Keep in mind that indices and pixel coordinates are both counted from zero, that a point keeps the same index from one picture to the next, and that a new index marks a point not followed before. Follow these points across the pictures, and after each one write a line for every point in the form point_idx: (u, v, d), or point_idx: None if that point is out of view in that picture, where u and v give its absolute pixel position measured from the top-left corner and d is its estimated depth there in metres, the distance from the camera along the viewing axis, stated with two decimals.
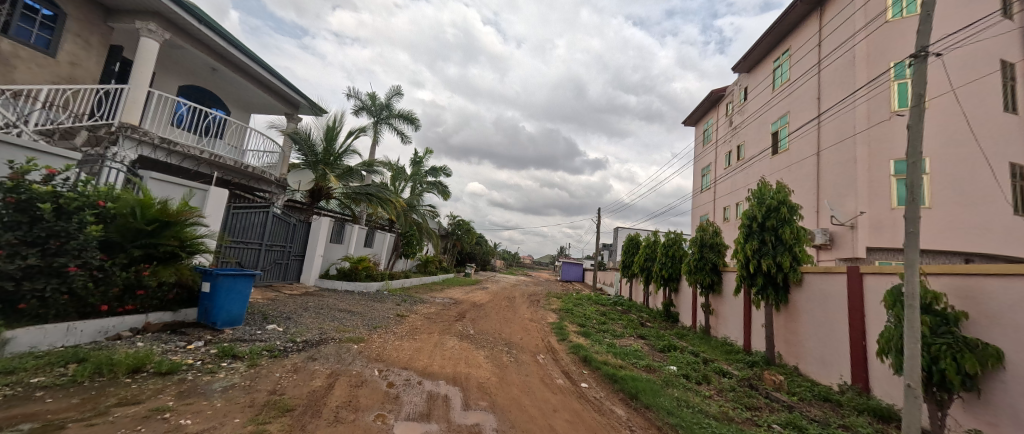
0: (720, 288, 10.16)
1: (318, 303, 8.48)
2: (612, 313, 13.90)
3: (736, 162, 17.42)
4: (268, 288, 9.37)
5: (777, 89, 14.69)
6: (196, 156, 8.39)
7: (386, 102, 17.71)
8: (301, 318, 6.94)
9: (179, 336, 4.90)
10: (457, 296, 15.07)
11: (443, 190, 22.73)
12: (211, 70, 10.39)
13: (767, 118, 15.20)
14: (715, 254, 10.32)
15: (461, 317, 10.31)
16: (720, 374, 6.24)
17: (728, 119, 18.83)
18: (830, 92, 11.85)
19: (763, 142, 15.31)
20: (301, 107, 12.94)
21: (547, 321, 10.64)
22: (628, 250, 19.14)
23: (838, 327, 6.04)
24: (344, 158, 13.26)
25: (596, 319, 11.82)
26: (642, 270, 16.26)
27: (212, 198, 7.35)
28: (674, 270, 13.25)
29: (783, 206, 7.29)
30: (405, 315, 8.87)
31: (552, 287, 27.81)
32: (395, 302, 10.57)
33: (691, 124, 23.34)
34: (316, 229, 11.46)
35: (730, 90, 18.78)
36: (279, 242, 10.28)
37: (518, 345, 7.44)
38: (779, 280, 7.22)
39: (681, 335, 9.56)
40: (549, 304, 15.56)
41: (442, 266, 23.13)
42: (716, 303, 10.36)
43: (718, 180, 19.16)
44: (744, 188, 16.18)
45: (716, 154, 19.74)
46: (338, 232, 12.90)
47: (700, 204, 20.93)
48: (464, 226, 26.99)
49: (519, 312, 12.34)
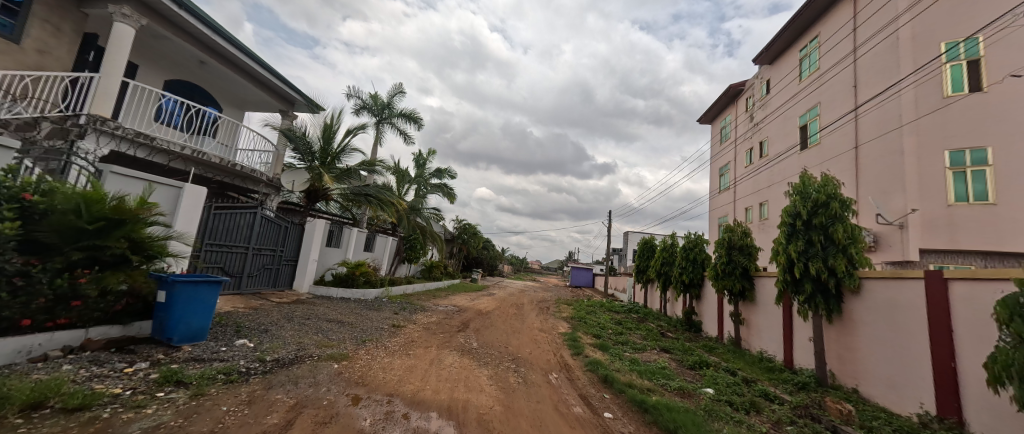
0: (751, 295, 9.14)
1: (306, 313, 7.69)
2: (628, 321, 12.89)
3: (759, 160, 16.33)
4: (255, 296, 8.63)
5: (805, 80, 13.65)
6: (177, 152, 7.69)
7: (388, 101, 17.04)
8: (281, 330, 6.15)
9: (123, 355, 4.11)
10: (462, 303, 14.21)
11: (449, 192, 22.00)
12: (199, 63, 9.76)
13: (794, 112, 14.15)
14: (745, 258, 9.30)
15: (464, 327, 9.42)
16: (769, 399, 5.24)
17: (748, 114, 17.77)
18: (869, 80, 10.78)
19: (790, 137, 14.26)
20: (298, 104, 12.27)
21: (558, 332, 9.70)
22: (643, 254, 18.08)
23: (914, 345, 5.03)
24: (342, 158, 12.58)
25: (613, 329, 10.84)
26: (659, 276, 15.20)
27: (186, 197, 6.61)
28: (696, 275, 12.19)
29: (834, 201, 6.31)
30: (402, 325, 8.03)
31: (562, 294, 26.69)
32: (393, 310, 9.75)
33: (708, 121, 22.28)
34: (310, 233, 10.72)
35: (751, 84, 17.73)
36: (269, 246, 9.54)
37: (526, 361, 6.51)
38: (831, 286, 6.22)
39: (710, 348, 8.54)
40: (560, 311, 14.59)
41: (447, 271, 22.31)
42: (746, 312, 9.33)
43: (738, 180, 18.08)
44: (769, 187, 15.11)
45: (736, 152, 18.66)
46: (335, 235, 12.16)
47: (718, 206, 19.85)
48: (470, 230, 26.15)
49: (527, 322, 11.41)
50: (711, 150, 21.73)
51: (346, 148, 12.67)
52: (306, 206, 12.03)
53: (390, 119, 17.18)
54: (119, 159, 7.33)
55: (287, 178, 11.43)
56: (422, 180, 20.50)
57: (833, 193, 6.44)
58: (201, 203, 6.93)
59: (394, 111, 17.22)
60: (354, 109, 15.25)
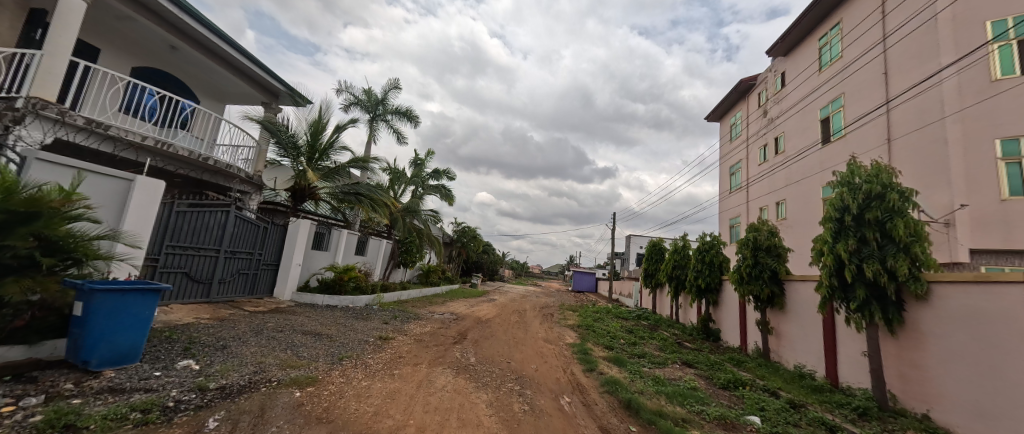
0: (782, 301, 8.20)
1: (280, 324, 6.73)
2: (640, 329, 11.93)
3: (775, 156, 15.46)
4: (226, 305, 7.70)
5: (826, 70, 12.83)
6: (136, 143, 6.82)
7: (382, 97, 16.22)
8: (244, 346, 5.21)
9: (14, 387, 3.18)
10: (460, 310, 13.25)
11: (447, 194, 21.13)
12: (171, 49, 8.92)
13: (814, 104, 13.32)
14: (774, 260, 8.36)
15: (461, 338, 8.46)
16: (831, 431, 4.30)
17: (761, 110, 16.94)
18: (902, 66, 9.95)
19: (809, 131, 13.40)
20: (283, 97, 11.44)
21: (566, 343, 8.74)
22: (651, 257, 17.15)
23: (1014, 365, 4.08)
24: (330, 154, 11.73)
25: (625, 338, 9.87)
26: (670, 280, 14.25)
27: (138, 193, 5.68)
28: (714, 279, 11.22)
29: (891, 192, 5.41)
30: (390, 337, 7.09)
31: (566, 299, 25.72)
32: (383, 319, 8.81)
33: (716, 119, 21.48)
34: (293, 234, 9.82)
35: (763, 77, 16.96)
36: (245, 249, 8.62)
37: (532, 381, 5.55)
38: (892, 292, 5.29)
39: (739, 362, 7.55)
40: (565, 318, 13.63)
41: (446, 276, 21.37)
42: (776, 320, 8.36)
43: (751, 179, 17.20)
44: (788, 185, 14.23)
45: (748, 150, 17.79)
46: (323, 237, 11.28)
47: (729, 206, 18.97)
48: (469, 233, 25.20)
49: (531, 331, 10.46)
50: (720, 149, 20.90)
51: (335, 143, 11.81)
52: (291, 206, 11.13)
53: (385, 116, 16.39)
54: (67, 148, 6.44)
55: (269, 174, 10.48)
56: (419, 180, 19.64)
57: (888, 183, 5.53)
58: (158, 200, 6.01)
59: (388, 108, 16.41)
60: (345, 104, 14.39)
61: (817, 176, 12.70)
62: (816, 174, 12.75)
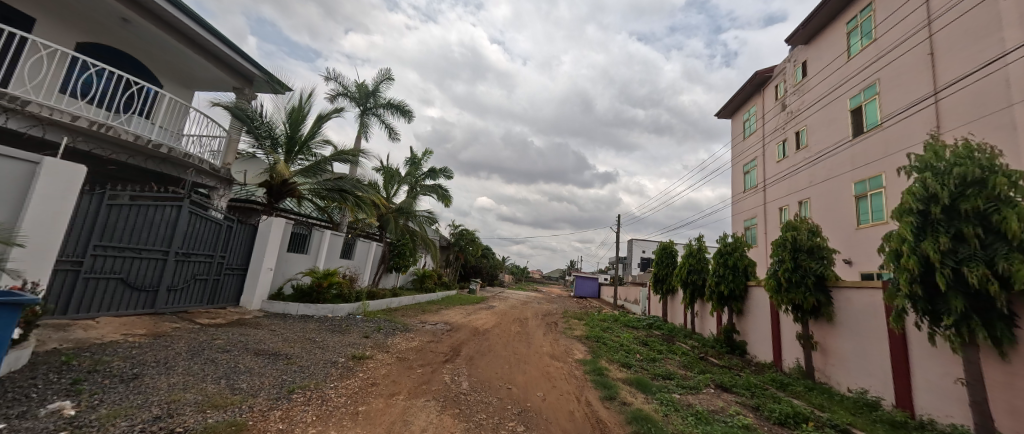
0: (830, 313, 6.99)
1: (230, 341, 5.52)
2: (655, 341, 10.71)
3: (796, 152, 14.39)
4: (175, 317, 6.52)
5: (856, 56, 11.79)
6: (65, 123, 5.72)
7: (374, 89, 15.12)
8: (167, 374, 4.02)
9: None
10: (456, 319, 12.04)
11: (444, 194, 20.01)
12: (122, 22, 7.86)
13: (842, 94, 12.26)
14: (819, 263, 7.16)
15: (454, 354, 7.27)
16: None
17: (780, 103, 15.89)
18: (953, 45, 8.91)
19: (837, 123, 12.32)
20: (259, 83, 10.37)
21: (575, 359, 7.56)
22: (662, 261, 15.99)
23: None
24: (312, 146, 10.61)
25: (641, 353, 8.65)
26: (685, 286, 13.08)
27: (45, 181, 4.58)
28: (739, 285, 10.02)
29: (997, 176, 4.25)
30: (366, 356, 5.90)
31: (569, 305, 24.49)
32: (364, 332, 7.62)
33: (726, 116, 20.43)
34: (264, 233, 8.61)
35: (781, 69, 15.98)
36: (203, 251, 7.43)
37: (539, 417, 4.34)
38: (1003, 304, 4.10)
39: (784, 385, 6.33)
40: (571, 328, 12.41)
41: (442, 282, 20.15)
42: (821, 333, 7.17)
43: (768, 177, 16.10)
44: (813, 183, 13.13)
45: (765, 146, 16.72)
46: (302, 238, 10.10)
47: (744, 207, 17.85)
48: (467, 236, 24.07)
49: (534, 344, 9.25)
50: (733, 146, 19.83)
51: (318, 135, 10.72)
52: (267, 204, 10.00)
53: (377, 110, 15.34)
54: None
55: (239, 166, 9.32)
56: (413, 180, 18.50)
57: (988, 165, 4.38)
58: (75, 190, 4.90)
59: (381, 101, 15.33)
60: (334, 95, 13.34)
61: (847, 173, 11.60)
62: (846, 172, 11.65)
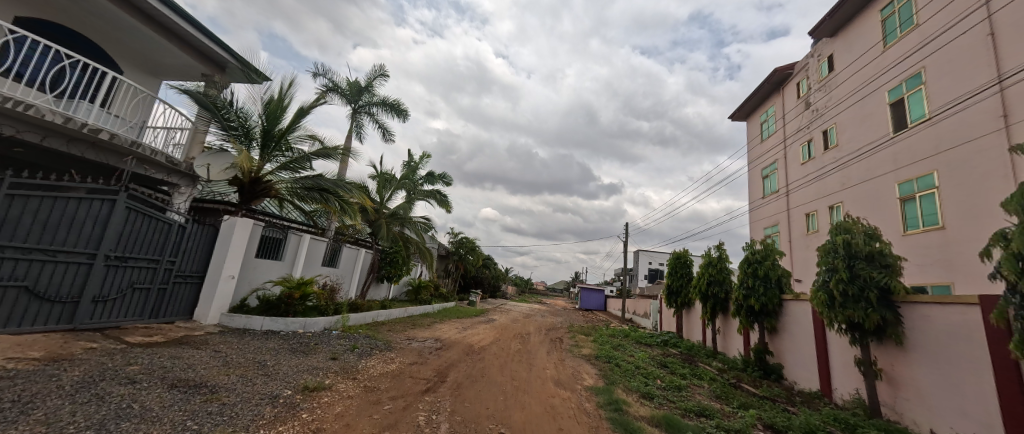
0: (900, 333, 5.69)
1: (148, 368, 4.33)
2: (675, 362, 9.38)
3: (825, 152, 13.16)
4: (99, 335, 5.36)
5: (896, 43, 10.65)
6: None
7: (366, 85, 14.14)
8: (15, 422, 2.84)
9: None
10: (449, 334, 10.81)
11: (442, 200, 18.94)
12: None
13: (877, 87, 11.14)
14: (882, 272, 5.89)
15: (439, 380, 6.03)
16: None
17: (804, 100, 14.76)
18: (1018, 23, 7.78)
19: (875, 118, 11.11)
20: (233, 70, 9.43)
21: (585, 387, 6.30)
22: (676, 272, 14.71)
23: None
24: (291, 140, 9.56)
25: (663, 378, 7.35)
26: (705, 299, 11.83)
27: None
28: (772, 299, 8.74)
29: None
30: (322, 386, 4.67)
31: (575, 319, 23.08)
32: (334, 353, 6.42)
33: (741, 118, 19.32)
34: (226, 235, 7.46)
35: (804, 65, 14.97)
36: (146, 255, 6.30)
37: None
38: None
39: (852, 427, 5.04)
40: (579, 346, 11.09)
41: (439, 293, 18.90)
42: (891, 360, 5.83)
43: (792, 181, 14.87)
44: (847, 185, 11.86)
45: (787, 148, 15.53)
46: (274, 243, 9.00)
47: (764, 214, 16.57)
48: (467, 244, 22.87)
49: (536, 366, 8.00)
50: (749, 150, 18.66)
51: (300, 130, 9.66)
52: (238, 205, 8.93)
53: (369, 108, 14.38)
54: None
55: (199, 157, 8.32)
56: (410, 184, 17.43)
57: None
58: None
59: (373, 98, 14.37)
60: (323, 89, 12.39)
61: (890, 172, 10.36)
62: (887, 171, 10.43)
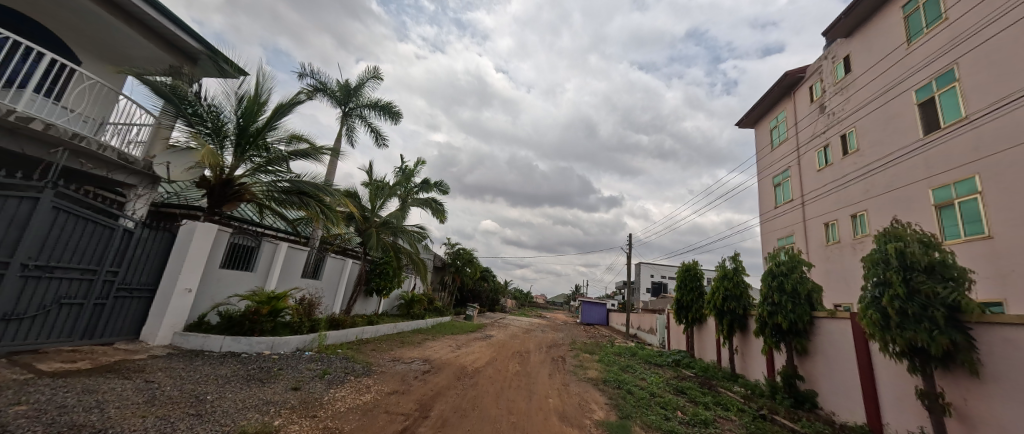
0: (975, 361, 4.72)
1: (38, 409, 3.38)
2: (693, 388, 8.34)
3: (845, 157, 12.35)
4: (5, 362, 4.40)
5: (922, 40, 9.96)
6: None
7: (357, 86, 13.39)
8: None
9: None
10: (441, 354, 9.80)
11: (438, 209, 18.07)
12: None
13: (903, 87, 10.40)
14: (948, 286, 4.95)
15: (420, 415, 5.03)
16: None
17: (818, 103, 14.04)
18: None
19: (902, 119, 10.32)
20: (204, 63, 8.72)
21: (596, 423, 5.30)
22: (686, 285, 13.75)
23: None
24: (269, 139, 8.73)
25: (686, 410, 6.31)
26: (721, 315, 10.85)
27: None
28: (802, 316, 7.78)
29: None
30: (269, 431, 3.70)
31: (577, 334, 21.92)
32: (298, 380, 5.45)
33: (749, 124, 18.60)
34: (183, 243, 6.52)
35: (816, 67, 14.33)
36: (81, 264, 5.39)
37: None
38: None
39: None
40: (584, 367, 10.04)
41: (433, 307, 17.85)
42: (964, 393, 4.85)
43: (808, 189, 14.03)
44: (872, 192, 11.00)
45: (801, 154, 14.73)
46: (244, 252, 8.08)
47: (778, 224, 15.68)
48: (464, 256, 21.88)
49: (537, 393, 6.98)
50: (758, 157, 17.89)
51: (279, 128, 8.81)
52: (206, 209, 8.03)
53: (360, 111, 13.62)
54: None
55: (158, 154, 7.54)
56: (404, 191, 16.58)
57: None
58: None
59: (364, 101, 13.62)
60: (309, 90, 11.63)
61: (922, 177, 9.51)
62: (918, 178, 9.62)
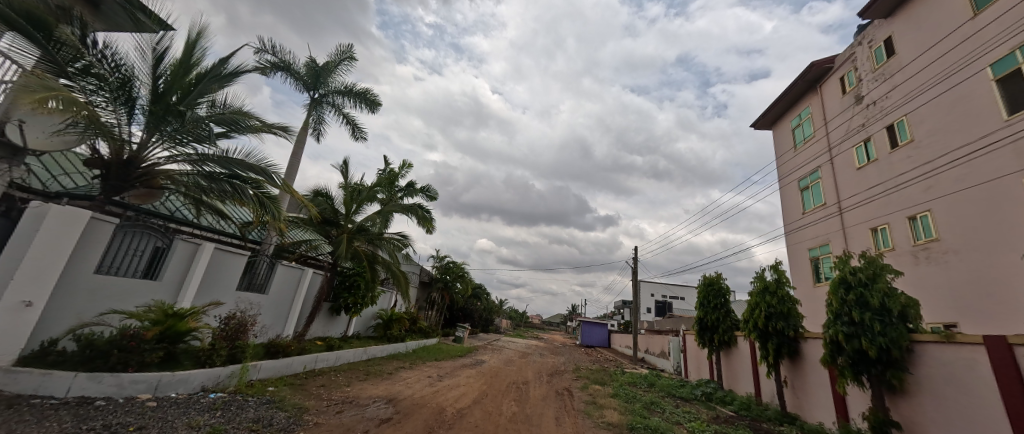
0: None
1: None
2: None
3: (895, 150, 10.58)
4: None
5: (996, 7, 8.41)
6: None
7: (327, 68, 11.52)
8: None
9: None
10: (414, 390, 7.53)
11: (423, 216, 16.04)
12: None
13: (970, 65, 8.80)
14: None
15: None
16: None
17: (853, 94, 12.43)
18: None
19: (975, 98, 8.62)
20: (111, 8, 6.88)
21: None
22: (709, 302, 11.75)
23: None
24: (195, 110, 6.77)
25: None
26: (764, 338, 8.73)
27: None
28: (898, 341, 5.71)
29: None
30: None
31: (581, 359, 19.58)
32: None
33: (766, 124, 16.97)
34: (27, 233, 4.48)
35: (849, 55, 12.78)
36: None
37: None
38: None
39: None
40: (599, 406, 7.84)
41: (417, 329, 15.56)
42: None
43: (846, 190, 12.21)
44: (940, 187, 9.18)
45: (834, 152, 12.99)
46: (143, 254, 5.98)
47: (810, 232, 13.79)
48: (455, 270, 19.71)
49: None
50: (780, 160, 16.16)
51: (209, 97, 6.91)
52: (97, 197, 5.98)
53: (330, 98, 11.72)
54: None
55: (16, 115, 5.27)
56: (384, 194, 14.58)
57: None
58: None
59: (335, 86, 11.78)
60: (264, 66, 9.75)
61: (1015, 166, 7.74)
62: (1008, 171, 7.86)
